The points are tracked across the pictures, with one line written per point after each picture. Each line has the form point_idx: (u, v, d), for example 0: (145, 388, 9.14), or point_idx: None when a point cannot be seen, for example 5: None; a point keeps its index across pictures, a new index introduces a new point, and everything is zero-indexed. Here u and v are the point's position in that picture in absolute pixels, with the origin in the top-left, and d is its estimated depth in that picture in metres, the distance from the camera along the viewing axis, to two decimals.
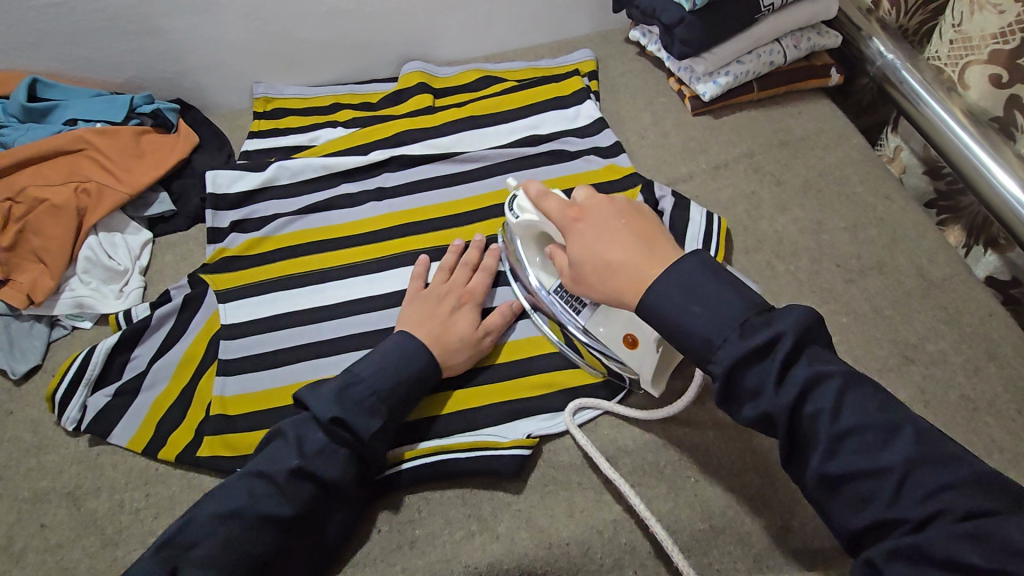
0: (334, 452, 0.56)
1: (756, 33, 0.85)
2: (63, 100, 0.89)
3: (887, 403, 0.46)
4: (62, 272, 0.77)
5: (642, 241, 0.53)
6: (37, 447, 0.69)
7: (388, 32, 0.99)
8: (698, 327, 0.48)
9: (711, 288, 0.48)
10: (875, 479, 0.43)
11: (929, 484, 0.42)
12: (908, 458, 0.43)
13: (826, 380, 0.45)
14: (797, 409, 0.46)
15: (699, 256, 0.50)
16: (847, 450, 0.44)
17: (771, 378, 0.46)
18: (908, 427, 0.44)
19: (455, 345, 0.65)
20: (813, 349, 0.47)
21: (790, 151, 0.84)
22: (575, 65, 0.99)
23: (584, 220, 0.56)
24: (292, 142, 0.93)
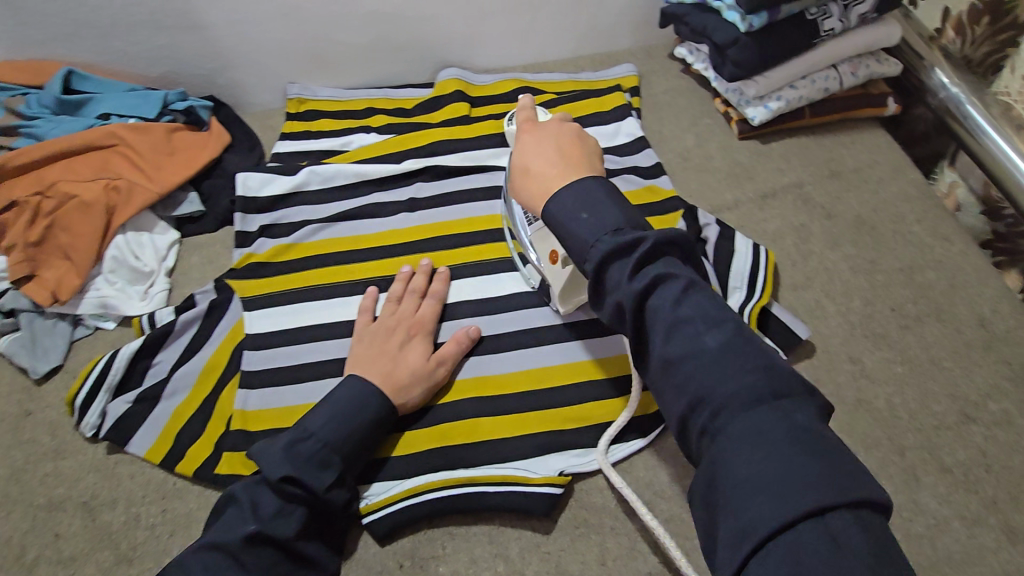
0: (290, 510, 0.54)
1: (813, 58, 0.81)
2: (97, 94, 0.87)
3: (723, 304, 0.43)
4: (88, 271, 0.76)
5: (563, 157, 0.54)
6: (55, 452, 0.67)
7: (427, 38, 0.97)
8: (575, 220, 0.48)
9: (603, 198, 0.48)
10: (691, 367, 0.40)
11: (738, 365, 0.40)
12: (725, 343, 0.41)
13: (674, 279, 0.43)
14: (643, 298, 0.43)
15: (601, 182, 0.50)
16: (679, 337, 0.42)
17: (626, 273, 0.44)
18: (732, 321, 0.42)
19: (406, 381, 0.62)
20: (670, 257, 0.45)
21: (841, 183, 0.80)
22: (616, 80, 0.96)
23: (531, 128, 0.58)
24: (324, 146, 0.91)
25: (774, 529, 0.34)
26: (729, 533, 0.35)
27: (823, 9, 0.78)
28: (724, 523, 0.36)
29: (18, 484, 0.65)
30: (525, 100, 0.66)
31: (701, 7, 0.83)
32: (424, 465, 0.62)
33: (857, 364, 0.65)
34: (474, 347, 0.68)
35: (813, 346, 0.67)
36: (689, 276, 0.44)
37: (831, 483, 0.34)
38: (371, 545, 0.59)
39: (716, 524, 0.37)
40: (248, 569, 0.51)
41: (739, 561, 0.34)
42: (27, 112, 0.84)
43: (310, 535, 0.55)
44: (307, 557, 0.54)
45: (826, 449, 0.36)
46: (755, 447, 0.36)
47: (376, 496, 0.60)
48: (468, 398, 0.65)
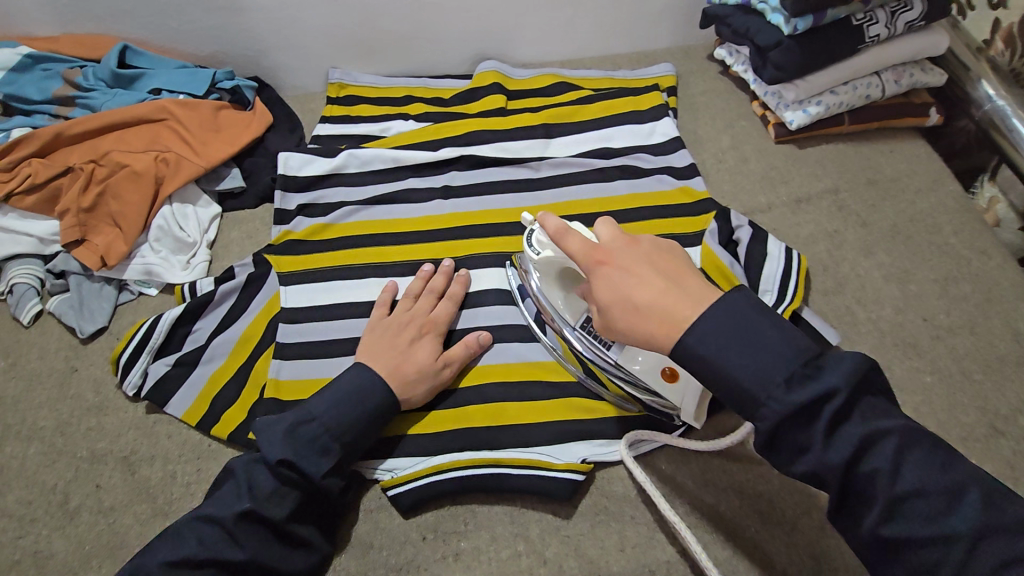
0: (284, 494, 0.55)
1: (856, 64, 0.81)
2: (150, 69, 0.91)
3: (947, 457, 0.42)
4: (135, 239, 0.79)
5: (670, 285, 0.48)
6: (98, 407, 0.70)
7: (469, 29, 0.98)
8: (756, 378, 0.43)
9: (761, 334, 0.44)
10: (939, 548, 0.40)
11: (1002, 552, 0.39)
12: (974, 524, 0.40)
13: (884, 441, 0.42)
14: (854, 467, 0.42)
15: (744, 302, 0.45)
16: (911, 514, 0.41)
17: (815, 439, 0.42)
18: (976, 487, 0.41)
19: (412, 376, 0.62)
20: (868, 406, 0.43)
21: (878, 191, 0.80)
22: (654, 79, 0.96)
23: (604, 259, 0.51)
24: (363, 130, 0.93)
25: None
26: None
27: (870, 15, 0.78)
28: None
29: (64, 436, 0.69)
30: (554, 223, 0.55)
31: (744, 9, 0.83)
32: (450, 444, 0.63)
33: (885, 371, 0.65)
34: (483, 350, 0.68)
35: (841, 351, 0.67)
36: (901, 430, 0.42)
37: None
38: (395, 517, 0.61)
39: None
40: (241, 547, 0.52)
41: None
42: (84, 84, 0.87)
43: (304, 519, 0.56)
44: (298, 541, 0.55)
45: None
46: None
47: (403, 470, 0.62)
48: (493, 382, 0.66)
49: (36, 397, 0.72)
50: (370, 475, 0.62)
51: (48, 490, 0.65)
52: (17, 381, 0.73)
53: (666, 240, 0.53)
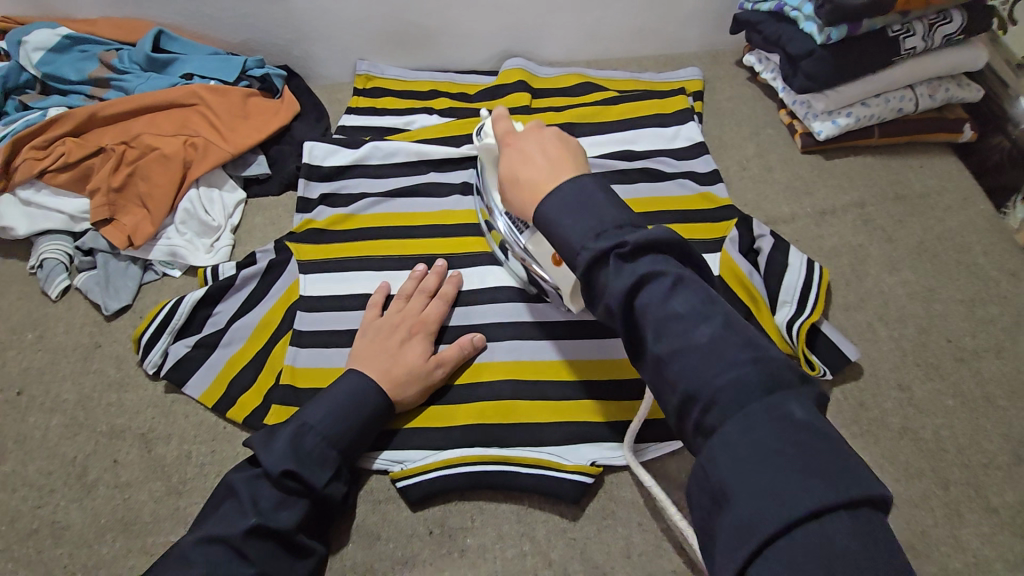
0: (291, 504, 0.55)
1: (890, 77, 0.79)
2: (183, 55, 0.92)
3: (712, 296, 0.43)
4: (162, 221, 0.81)
5: (550, 163, 0.53)
6: (119, 383, 0.72)
7: (498, 26, 0.98)
8: (571, 232, 0.47)
9: (600, 203, 0.47)
10: (684, 363, 0.41)
11: (729, 361, 0.40)
12: (716, 338, 0.41)
13: (660, 276, 0.43)
14: (631, 297, 0.43)
15: (596, 180, 0.49)
16: (670, 335, 0.42)
17: (616, 272, 0.44)
18: (721, 315, 0.42)
19: (404, 378, 0.62)
20: (656, 252, 0.44)
21: (905, 207, 0.78)
22: (680, 83, 0.95)
23: (512, 141, 0.58)
24: (388, 123, 0.94)
25: (771, 533, 0.33)
26: (730, 535, 0.35)
27: (907, 27, 0.76)
28: (726, 525, 0.36)
29: (85, 410, 0.71)
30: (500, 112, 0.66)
31: (777, 15, 0.83)
32: (460, 438, 0.63)
33: (905, 391, 0.64)
34: (477, 353, 0.68)
35: (860, 368, 0.66)
36: (677, 270, 0.44)
37: (826, 483, 0.34)
38: (403, 509, 0.62)
39: (717, 523, 0.37)
40: (254, 562, 0.52)
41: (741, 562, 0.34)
42: (119, 66, 0.89)
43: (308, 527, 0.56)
44: (305, 550, 0.56)
45: (825, 447, 0.36)
46: (746, 443, 0.37)
47: (413, 462, 0.62)
48: (504, 379, 0.66)
49: (61, 369, 0.74)
50: (380, 466, 0.63)
51: (68, 462, 0.67)
52: (44, 354, 0.75)
53: (574, 139, 0.57)
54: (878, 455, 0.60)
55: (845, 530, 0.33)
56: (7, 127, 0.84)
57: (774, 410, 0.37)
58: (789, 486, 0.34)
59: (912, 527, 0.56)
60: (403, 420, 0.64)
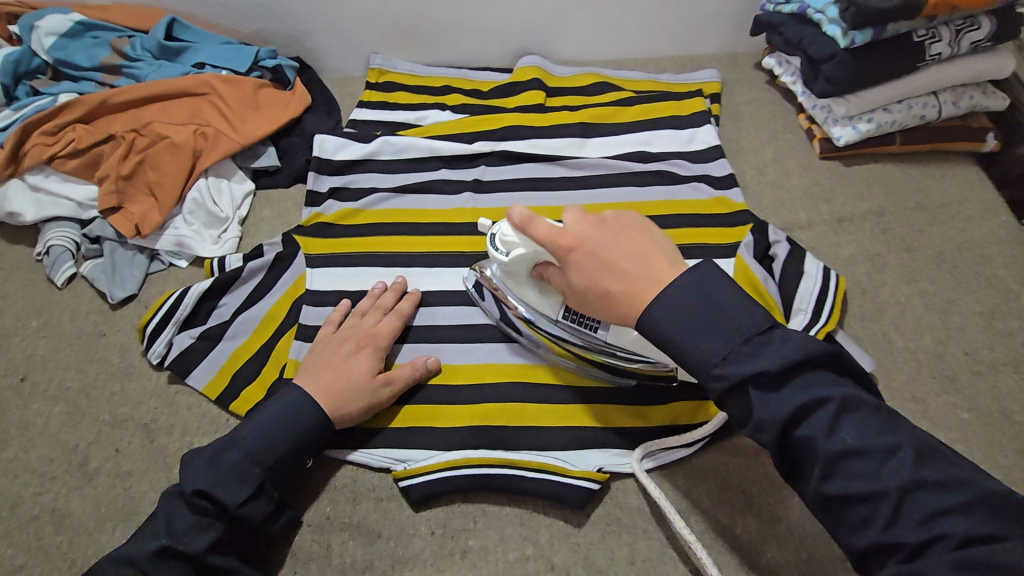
0: (204, 525, 0.53)
1: (914, 82, 0.78)
2: (195, 43, 0.91)
3: (887, 420, 0.43)
4: (170, 210, 0.80)
5: (640, 269, 0.48)
6: (123, 372, 0.72)
7: (514, 22, 0.97)
8: (705, 350, 0.45)
9: (725, 304, 0.45)
10: (872, 504, 0.41)
11: (930, 507, 0.40)
12: (906, 480, 0.41)
13: (824, 406, 0.43)
14: (791, 429, 0.43)
15: (716, 274, 0.47)
16: (846, 471, 0.42)
17: (760, 403, 0.44)
18: (910, 446, 0.42)
19: (347, 393, 0.60)
20: (811, 373, 0.44)
21: (925, 217, 0.77)
22: (698, 85, 0.94)
23: (575, 245, 0.51)
24: (400, 118, 0.93)
25: None
26: None
27: (932, 32, 0.75)
28: None
29: (88, 398, 0.70)
30: (518, 211, 0.53)
31: (799, 17, 0.81)
32: (464, 439, 0.62)
33: (921, 404, 0.62)
34: (430, 376, 0.65)
35: (875, 380, 0.64)
36: (842, 395, 0.44)
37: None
38: (404, 509, 0.61)
39: None
40: None
41: None
42: (131, 54, 0.89)
43: (228, 544, 0.54)
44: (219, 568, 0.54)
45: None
46: None
47: (417, 462, 0.61)
48: (511, 381, 0.65)
49: (65, 356, 0.73)
50: (382, 464, 0.62)
51: (69, 450, 0.66)
52: (47, 340, 0.75)
53: (632, 212, 0.53)
54: None
55: None
56: (17, 112, 0.84)
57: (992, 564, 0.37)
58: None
59: None
60: (407, 419, 0.64)
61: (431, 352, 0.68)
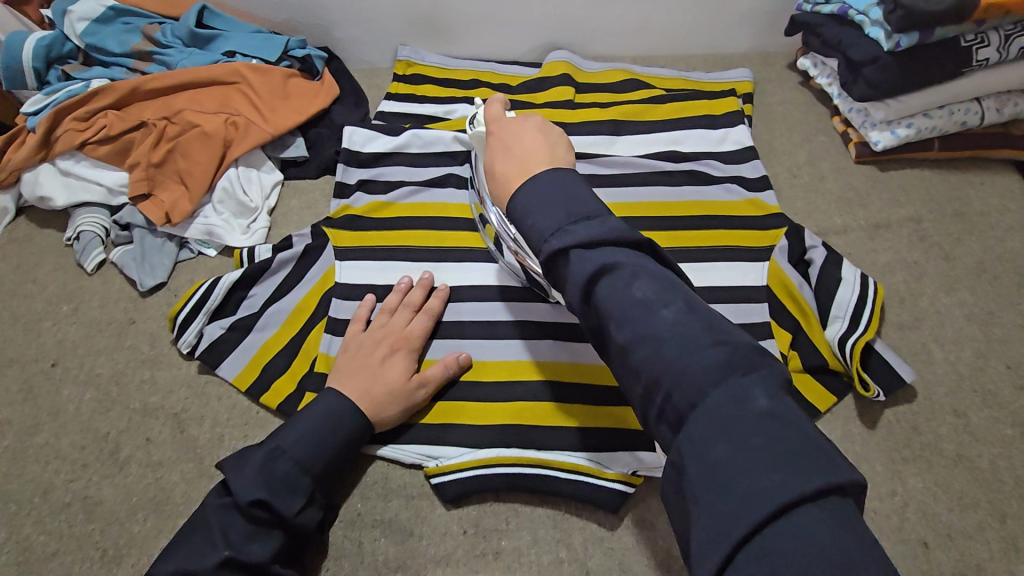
0: (263, 535, 0.53)
1: (959, 87, 0.76)
2: (225, 31, 0.91)
3: (670, 282, 0.42)
4: (200, 199, 0.80)
5: (528, 157, 0.52)
6: (153, 361, 0.72)
7: (545, 16, 0.96)
8: (537, 224, 0.45)
9: (575, 193, 0.46)
10: (651, 353, 0.39)
11: (689, 346, 0.38)
12: (674, 323, 0.40)
13: (618, 268, 0.42)
14: (592, 286, 0.42)
15: (567, 176, 0.48)
16: (630, 321, 0.41)
17: (574, 265, 0.43)
18: (683, 301, 0.41)
19: (384, 398, 0.60)
20: (613, 243, 0.44)
21: (965, 225, 0.75)
22: (730, 84, 0.92)
23: (495, 132, 0.57)
24: (428, 111, 0.92)
25: (745, 533, 0.31)
26: (704, 539, 0.33)
27: (981, 36, 0.73)
28: (699, 526, 0.34)
29: (118, 385, 0.70)
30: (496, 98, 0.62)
31: (840, 18, 0.79)
32: (497, 438, 0.62)
33: (961, 417, 0.62)
34: (464, 372, 0.65)
35: (913, 391, 0.63)
36: (633, 260, 0.43)
37: (795, 474, 0.32)
38: (437, 506, 0.61)
39: (692, 529, 0.35)
40: None
41: (718, 562, 0.32)
42: (161, 41, 0.88)
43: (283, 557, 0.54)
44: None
45: (786, 432, 0.34)
46: (719, 434, 0.35)
47: (448, 459, 0.61)
48: (543, 380, 0.65)
49: (96, 343, 0.74)
50: (414, 461, 0.62)
51: (100, 438, 0.67)
52: (78, 327, 0.75)
53: (555, 127, 0.56)
54: (931, 482, 0.58)
55: (813, 520, 0.31)
56: (48, 97, 0.83)
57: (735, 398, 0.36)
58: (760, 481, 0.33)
59: (966, 559, 0.54)
60: (438, 415, 0.64)
61: (461, 348, 0.67)
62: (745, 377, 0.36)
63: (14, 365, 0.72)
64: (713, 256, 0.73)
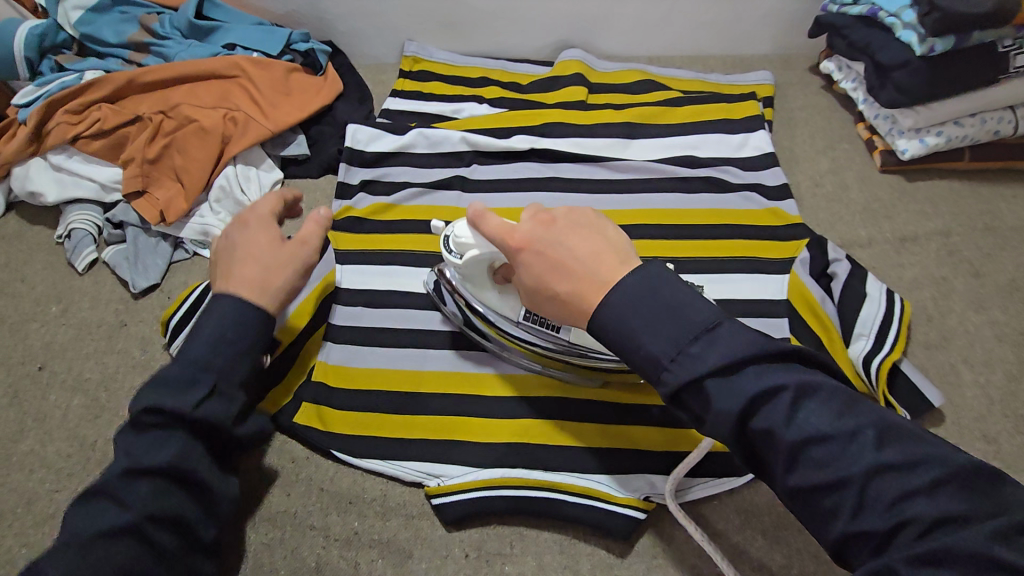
0: (160, 442, 0.46)
1: (992, 95, 0.72)
2: (226, 23, 0.88)
3: (848, 401, 0.38)
4: (196, 197, 0.77)
5: (585, 261, 0.44)
6: (144, 366, 0.69)
7: (558, 13, 0.92)
8: (651, 348, 0.40)
9: (679, 300, 0.40)
10: (838, 493, 0.36)
11: (901, 488, 0.35)
12: (874, 464, 0.35)
13: (779, 392, 0.38)
14: (745, 422, 0.38)
15: (667, 275, 0.42)
16: (806, 462, 0.37)
17: (711, 400, 0.38)
18: (872, 426, 0.37)
19: (270, 270, 0.53)
20: (763, 360, 0.39)
21: (996, 240, 0.72)
22: (751, 88, 0.89)
23: (525, 243, 0.46)
24: (434, 109, 0.89)
25: None
26: None
27: (1019, 41, 0.69)
28: None
29: (108, 391, 0.67)
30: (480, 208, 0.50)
31: (867, 19, 0.76)
32: (502, 457, 0.59)
33: (994, 445, 0.58)
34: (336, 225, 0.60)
35: (941, 415, 0.60)
36: (794, 379, 0.38)
37: None
38: (437, 528, 0.58)
39: None
40: None
41: None
42: (159, 32, 0.85)
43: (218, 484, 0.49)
44: None
45: None
46: None
47: (450, 478, 0.58)
48: (551, 396, 0.62)
49: (85, 346, 0.71)
50: (414, 479, 0.59)
51: (87, 446, 0.64)
52: (67, 328, 0.72)
53: (586, 208, 0.48)
54: None
55: None
56: (41, 88, 0.80)
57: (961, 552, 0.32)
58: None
59: None
60: (443, 430, 0.61)
61: (465, 359, 0.65)
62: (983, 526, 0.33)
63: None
64: (731, 268, 0.70)
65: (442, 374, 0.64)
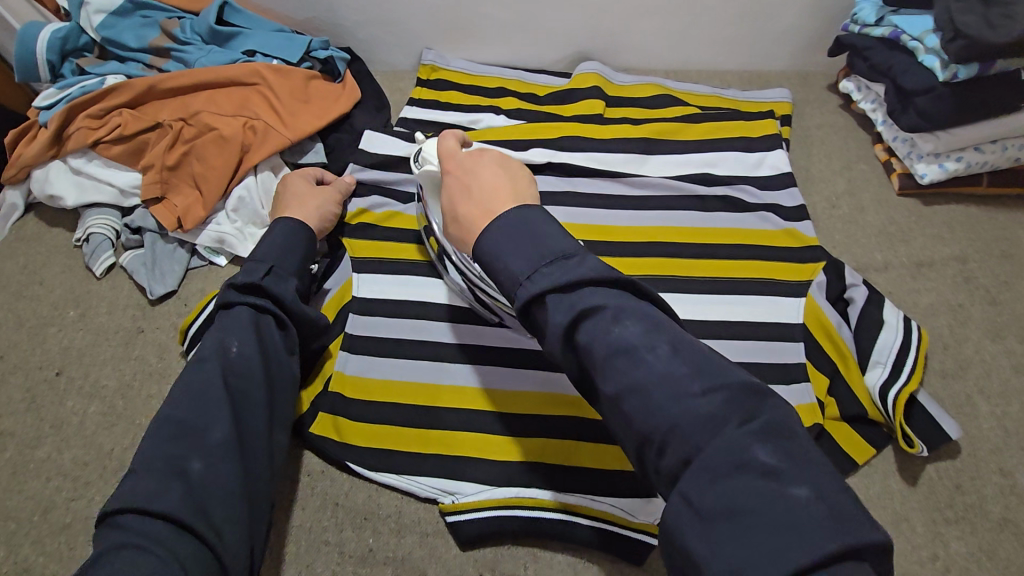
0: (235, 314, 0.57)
1: (1014, 122, 0.72)
2: (247, 29, 0.88)
3: (656, 323, 0.41)
4: (214, 205, 0.77)
5: (489, 189, 0.49)
6: (160, 373, 0.70)
7: (578, 25, 0.92)
8: (511, 267, 0.43)
9: (538, 232, 0.44)
10: (636, 402, 0.38)
11: (678, 395, 0.37)
12: (662, 373, 0.38)
13: (600, 311, 0.40)
14: (572, 331, 0.40)
15: (539, 212, 0.46)
16: (614, 369, 0.39)
17: (555, 313, 0.41)
18: (668, 342, 0.39)
19: (319, 204, 0.71)
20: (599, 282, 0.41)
21: (1013, 267, 0.72)
22: (768, 105, 0.89)
23: (449, 168, 0.54)
24: (452, 119, 0.89)
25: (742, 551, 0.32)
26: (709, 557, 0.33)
27: None
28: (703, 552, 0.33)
29: (125, 398, 0.68)
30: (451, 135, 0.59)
31: (890, 42, 0.75)
32: (516, 476, 0.60)
33: (1007, 477, 0.59)
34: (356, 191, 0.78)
35: (956, 445, 0.61)
36: (617, 300, 0.41)
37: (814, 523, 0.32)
38: (452, 547, 0.59)
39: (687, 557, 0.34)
40: None
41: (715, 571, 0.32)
42: (181, 37, 0.85)
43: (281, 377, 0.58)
44: None
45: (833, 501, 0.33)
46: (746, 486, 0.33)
47: (465, 496, 0.59)
48: (566, 417, 0.62)
49: (102, 352, 0.71)
50: (429, 495, 0.60)
51: (104, 454, 0.65)
52: (84, 334, 0.73)
53: (514, 160, 0.53)
54: (974, 546, 0.56)
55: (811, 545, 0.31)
56: (62, 92, 0.81)
57: (713, 459, 0.34)
58: (762, 549, 0.31)
59: None
60: (457, 446, 0.62)
61: (480, 376, 0.65)
62: (732, 428, 0.35)
63: (18, 372, 0.70)
64: (749, 288, 0.70)
65: (458, 390, 0.64)
